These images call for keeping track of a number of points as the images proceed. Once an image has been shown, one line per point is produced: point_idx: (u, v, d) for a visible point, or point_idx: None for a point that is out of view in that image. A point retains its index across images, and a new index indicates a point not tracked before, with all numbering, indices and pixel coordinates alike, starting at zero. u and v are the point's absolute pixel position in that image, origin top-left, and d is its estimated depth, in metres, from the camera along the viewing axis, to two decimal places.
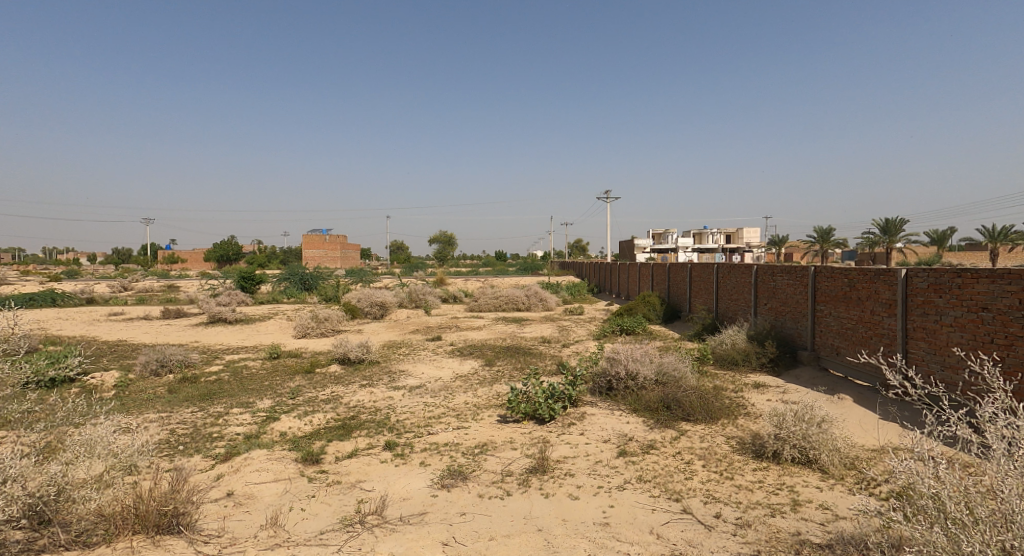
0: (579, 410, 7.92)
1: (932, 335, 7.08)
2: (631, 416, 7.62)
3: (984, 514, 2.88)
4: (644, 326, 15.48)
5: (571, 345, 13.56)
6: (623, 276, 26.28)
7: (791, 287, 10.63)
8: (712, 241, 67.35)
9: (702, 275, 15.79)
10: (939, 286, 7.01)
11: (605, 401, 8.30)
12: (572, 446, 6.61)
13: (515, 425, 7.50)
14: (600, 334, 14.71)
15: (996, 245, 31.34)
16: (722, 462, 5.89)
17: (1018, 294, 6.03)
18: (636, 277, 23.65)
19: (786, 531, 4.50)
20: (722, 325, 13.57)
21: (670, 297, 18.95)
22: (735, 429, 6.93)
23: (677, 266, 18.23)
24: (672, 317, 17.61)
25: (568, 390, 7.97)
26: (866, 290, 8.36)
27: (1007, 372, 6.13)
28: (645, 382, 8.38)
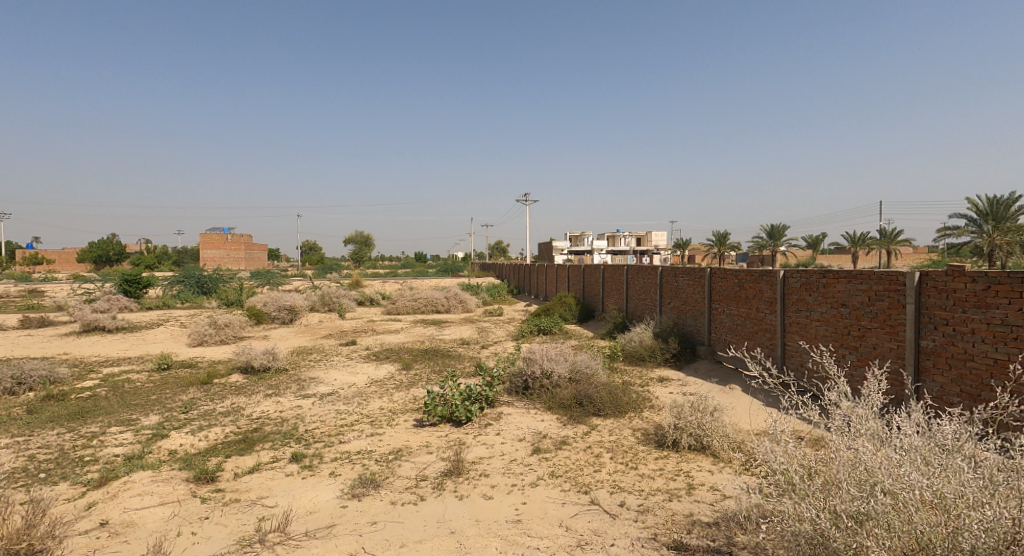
0: (496, 411, 7.94)
1: (805, 329, 7.77)
2: (546, 414, 7.75)
3: (826, 483, 3.17)
4: (561, 327, 15.84)
5: (489, 347, 13.59)
6: (541, 278, 26.77)
7: (691, 287, 11.27)
8: (626, 244, 70.51)
9: (615, 277, 16.40)
10: (809, 286, 7.71)
11: (521, 400, 8.40)
12: (488, 446, 6.62)
13: (432, 429, 7.39)
14: (518, 335, 14.86)
15: (860, 250, 35.22)
16: (628, 453, 6.13)
17: (868, 292, 6.75)
18: (553, 279, 24.21)
19: (681, 513, 4.74)
20: (632, 324, 14.14)
21: (586, 297, 19.50)
22: (641, 422, 7.23)
23: (591, 267, 18.83)
24: (588, 317, 18.11)
25: (485, 390, 7.95)
26: (752, 290, 9.02)
27: (859, 360, 6.85)
28: (559, 381, 8.55)
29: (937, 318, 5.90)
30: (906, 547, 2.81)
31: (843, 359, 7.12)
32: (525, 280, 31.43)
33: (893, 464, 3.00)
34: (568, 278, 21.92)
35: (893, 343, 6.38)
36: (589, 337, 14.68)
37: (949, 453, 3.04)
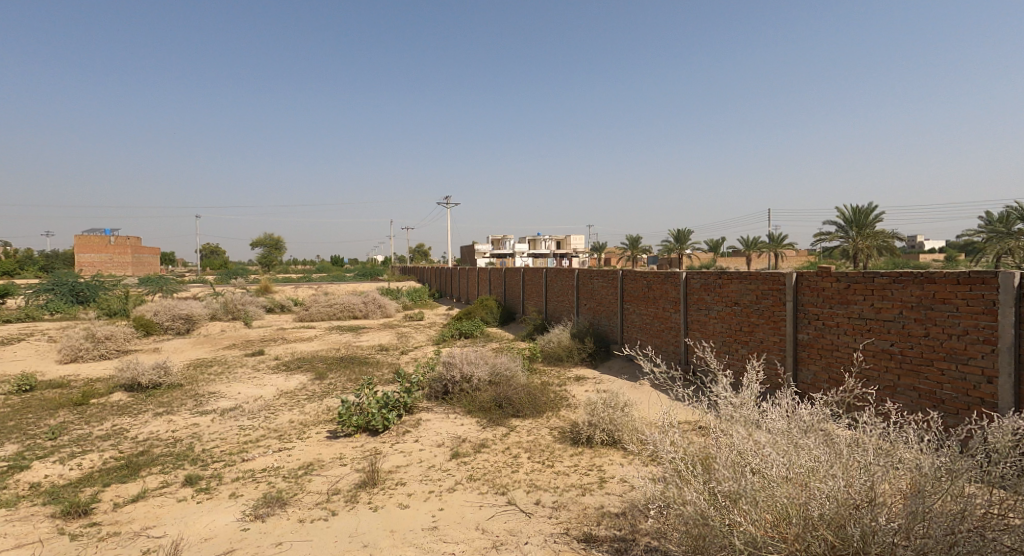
0: (414, 418, 7.73)
1: (704, 327, 8.20)
2: (465, 418, 7.64)
3: (706, 468, 3.28)
4: (482, 329, 15.79)
5: (409, 352, 13.27)
6: (463, 282, 26.63)
7: (605, 288, 11.59)
8: (546, 248, 71.80)
9: (534, 279, 16.60)
10: (707, 286, 8.14)
11: (441, 405, 8.23)
12: (405, 454, 6.42)
13: (346, 440, 7.07)
14: (438, 339, 14.63)
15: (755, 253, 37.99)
16: (545, 452, 6.16)
17: (756, 291, 7.22)
18: (475, 283, 24.13)
19: (593, 506, 4.82)
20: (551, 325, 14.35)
21: (506, 300, 19.58)
22: (559, 420, 7.31)
23: (511, 270, 18.93)
24: (509, 320, 18.18)
25: (403, 397, 7.72)
26: (659, 290, 9.41)
27: (750, 353, 7.31)
28: (479, 384, 8.47)
29: (812, 313, 6.41)
30: (773, 525, 2.94)
31: (736, 353, 7.57)
32: (447, 282, 31.12)
33: (762, 448, 3.11)
34: (489, 281, 21.93)
35: (776, 337, 6.88)
36: (510, 339, 14.72)
37: (810, 434, 3.21)
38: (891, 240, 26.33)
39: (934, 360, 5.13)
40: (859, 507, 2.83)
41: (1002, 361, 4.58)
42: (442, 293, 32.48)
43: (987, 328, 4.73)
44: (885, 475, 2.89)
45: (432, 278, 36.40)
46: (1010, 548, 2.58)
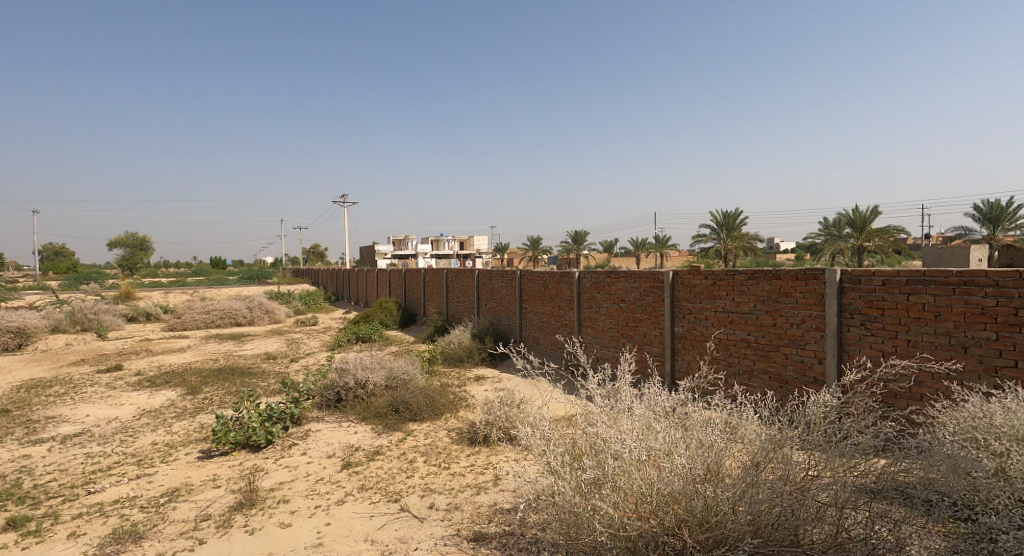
0: (303, 429, 7.23)
1: (596, 323, 8.48)
2: (359, 425, 7.27)
3: (573, 456, 3.24)
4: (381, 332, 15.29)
5: (299, 359, 12.48)
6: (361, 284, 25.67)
7: (504, 288, 11.64)
8: (450, 248, 71.28)
9: (434, 280, 16.38)
10: (597, 285, 8.42)
11: (333, 414, 7.78)
12: (290, 469, 5.96)
13: (224, 459, 6.44)
14: (334, 344, 13.95)
15: (643, 253, 40.27)
16: (442, 454, 6.01)
17: (639, 289, 7.56)
18: (373, 285, 23.34)
19: (486, 504, 4.76)
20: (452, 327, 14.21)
21: (406, 302, 19.15)
22: (456, 422, 7.17)
23: (411, 271, 18.52)
24: (409, 322, 17.76)
25: (290, 408, 7.18)
26: (554, 290, 9.60)
27: (635, 348, 7.66)
28: (375, 389, 8.10)
29: (686, 308, 6.83)
30: (632, 506, 2.88)
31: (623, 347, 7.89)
32: (343, 285, 29.85)
33: (623, 433, 3.09)
34: (388, 283, 21.30)
35: (656, 331, 7.26)
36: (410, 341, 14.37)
37: (667, 419, 3.24)
38: (753, 243, 29.11)
39: (779, 347, 5.65)
40: (706, 480, 2.83)
41: (829, 345, 5.14)
42: (338, 296, 31.12)
43: (818, 317, 5.29)
44: (726, 448, 2.94)
45: (327, 280, 34.76)
46: (821, 503, 2.75)
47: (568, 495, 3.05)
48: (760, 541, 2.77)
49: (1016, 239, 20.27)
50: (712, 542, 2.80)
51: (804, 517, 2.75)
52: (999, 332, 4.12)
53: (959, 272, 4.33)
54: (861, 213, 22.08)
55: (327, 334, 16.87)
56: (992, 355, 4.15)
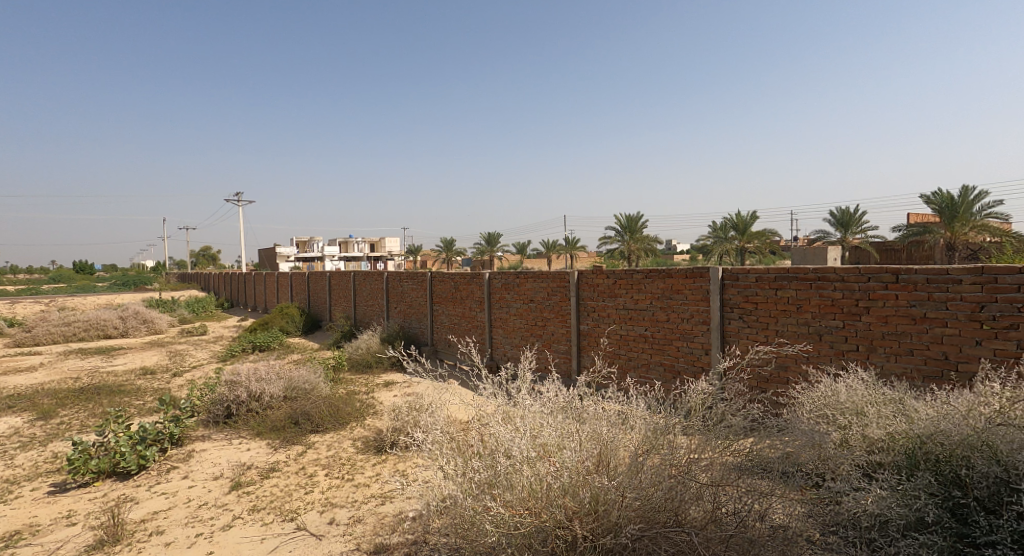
0: (186, 450, 6.74)
1: (506, 323, 8.63)
2: (253, 441, 6.90)
3: (467, 459, 3.25)
4: (281, 340, 14.54)
5: (183, 373, 11.55)
6: (259, 288, 24.30)
7: (414, 290, 11.53)
8: (357, 249, 69.23)
9: (341, 282, 15.86)
10: (507, 286, 8.57)
11: (222, 431, 7.31)
12: (168, 496, 5.54)
13: (82, 492, 5.79)
14: (225, 353, 13.06)
15: (553, 254, 41.28)
16: (345, 466, 5.87)
17: (548, 288, 7.79)
18: (273, 289, 22.17)
19: (391, 514, 4.74)
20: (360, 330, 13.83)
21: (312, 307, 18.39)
22: (362, 430, 7.03)
23: (316, 275, 17.83)
24: (312, 328, 17.07)
25: (167, 428, 6.63)
26: (465, 291, 9.66)
27: (545, 346, 7.89)
28: (271, 401, 7.71)
29: (590, 306, 7.14)
30: (524, 502, 2.90)
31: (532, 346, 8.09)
32: (238, 290, 28.04)
33: (516, 433, 3.15)
34: (290, 287, 20.34)
35: (564, 329, 7.52)
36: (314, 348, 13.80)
37: (564, 413, 3.34)
38: (653, 244, 30.73)
39: (672, 340, 6.07)
40: (596, 471, 2.93)
41: (713, 337, 5.60)
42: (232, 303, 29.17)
43: (705, 311, 5.75)
44: (617, 439, 3.07)
45: (220, 285, 32.43)
46: (701, 482, 2.90)
47: (459, 499, 3.06)
48: (646, 524, 2.83)
49: (863, 242, 22.92)
50: (604, 531, 2.82)
51: (685, 496, 2.88)
52: (846, 320, 4.70)
53: (813, 268, 4.90)
54: (743, 218, 24.05)
55: (219, 344, 15.79)
56: (841, 341, 4.73)
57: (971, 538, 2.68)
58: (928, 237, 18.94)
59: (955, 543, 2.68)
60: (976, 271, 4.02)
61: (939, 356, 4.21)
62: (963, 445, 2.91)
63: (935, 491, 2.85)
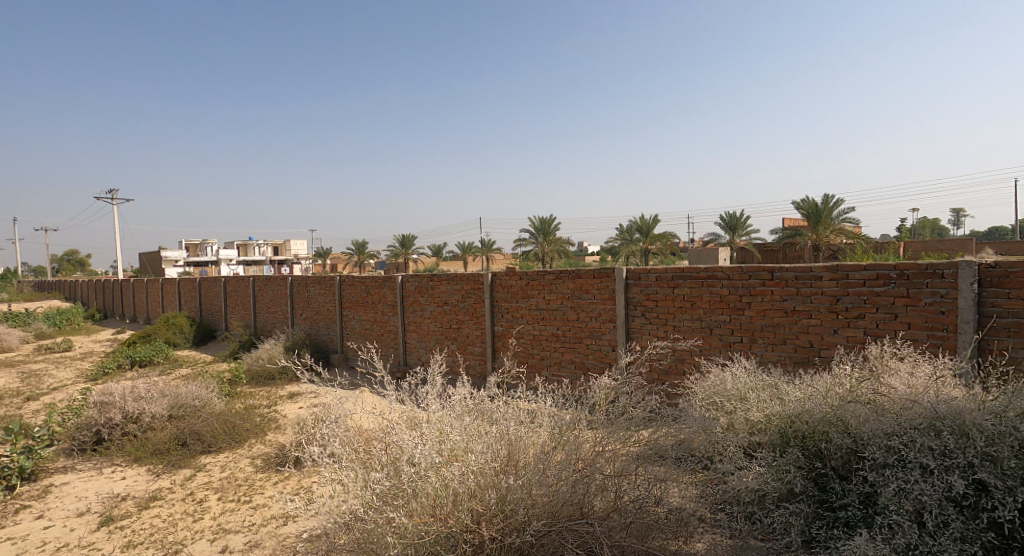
0: (43, 484, 5.84)
1: (419, 327, 8.60)
2: (130, 469, 6.07)
3: (368, 470, 2.98)
4: (166, 354, 13.36)
5: (40, 398, 10.25)
6: (140, 297, 22.34)
7: (321, 295, 11.18)
8: (256, 252, 65.56)
9: (239, 289, 14.98)
10: (421, 289, 8.53)
11: (91, 460, 6.38)
12: (15, 542, 4.71)
13: None
14: (97, 369, 11.70)
15: (467, 256, 41.33)
16: (242, 487, 5.47)
17: (462, 290, 7.84)
18: (157, 297, 20.46)
19: (293, 534, 4.47)
20: (262, 339, 13.13)
21: (206, 316, 17.20)
22: (263, 447, 6.56)
23: (208, 281, 16.76)
24: (202, 338, 15.98)
25: (16, 461, 5.78)
26: (377, 295, 9.50)
27: (459, 349, 7.93)
28: (154, 422, 6.92)
29: (504, 307, 7.27)
30: (429, 510, 2.69)
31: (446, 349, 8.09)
32: (115, 299, 25.50)
33: (420, 439, 2.98)
34: (177, 294, 18.89)
35: (478, 331, 7.61)
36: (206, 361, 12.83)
37: (471, 414, 3.27)
38: (565, 247, 31.57)
39: (582, 339, 6.34)
40: (504, 472, 2.84)
41: (619, 334, 5.91)
42: (106, 314, 26.41)
43: (611, 310, 6.05)
44: (523, 438, 3.07)
45: (90, 295, 29.35)
46: (606, 474, 2.97)
47: (358, 514, 2.77)
48: (551, 519, 2.77)
49: (747, 244, 24.93)
50: (511, 530, 2.71)
51: (591, 488, 2.91)
52: (732, 314, 5.13)
53: (705, 268, 5.30)
54: (647, 220, 25.37)
55: (88, 362, 14.27)
56: (728, 334, 5.16)
57: (829, 503, 3.06)
58: (797, 240, 21.20)
59: (818, 510, 3.05)
60: (834, 268, 4.54)
61: (805, 344, 4.70)
62: (822, 421, 3.26)
63: (801, 463, 3.19)
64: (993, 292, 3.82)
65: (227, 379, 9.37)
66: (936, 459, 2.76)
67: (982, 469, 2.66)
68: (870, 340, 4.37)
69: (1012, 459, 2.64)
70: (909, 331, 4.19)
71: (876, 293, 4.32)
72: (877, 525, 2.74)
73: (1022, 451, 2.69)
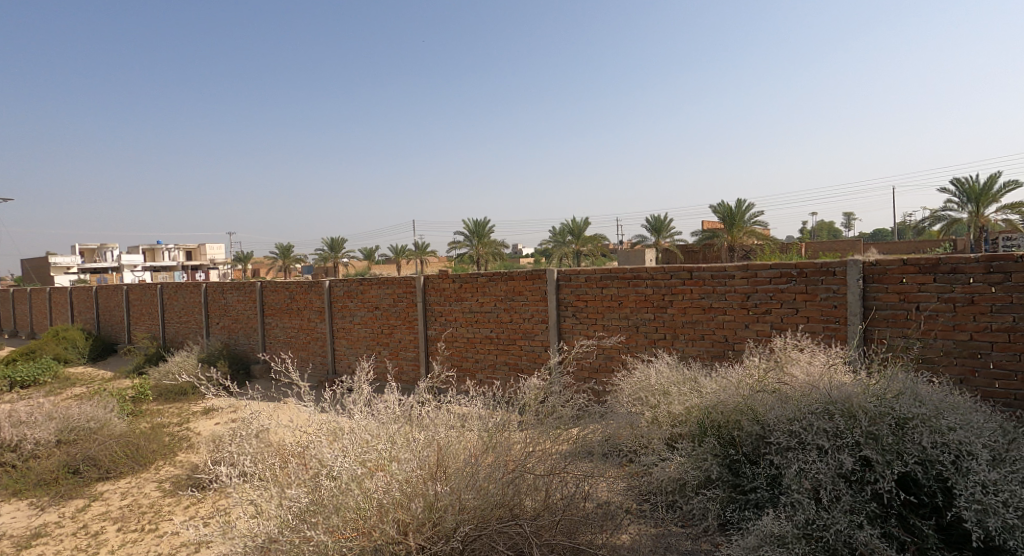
0: None
1: (349, 333, 8.39)
2: (8, 504, 5.35)
3: (283, 486, 2.84)
4: (52, 372, 12.13)
5: None
6: (27, 309, 20.30)
7: (240, 303, 10.68)
8: (169, 257, 61.55)
9: (147, 297, 13.97)
10: (350, 293, 8.34)
11: None
12: None
13: None
14: None
15: (399, 260, 40.67)
16: (147, 515, 4.96)
17: (393, 294, 7.74)
18: (47, 309, 18.67)
19: None
20: (172, 352, 12.34)
21: (105, 329, 15.93)
22: (172, 469, 6.03)
23: (109, 291, 15.56)
24: (99, 353, 14.76)
25: None
26: (302, 301, 9.19)
27: (391, 354, 7.80)
28: (39, 449, 6.13)
29: (437, 311, 7.23)
30: (352, 525, 2.63)
31: (377, 354, 7.95)
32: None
33: (342, 451, 2.90)
34: (72, 306, 17.37)
35: (411, 335, 7.52)
36: (104, 378, 11.85)
37: (399, 421, 3.23)
38: (499, 249, 31.69)
39: (516, 340, 6.40)
40: (432, 479, 2.82)
41: (552, 335, 6.02)
42: None
43: (543, 311, 6.15)
44: (453, 444, 3.06)
45: None
46: (536, 474, 3.02)
47: (270, 536, 2.60)
48: (481, 524, 2.78)
49: (671, 246, 26.00)
50: (439, 538, 2.69)
51: (522, 489, 2.95)
52: (656, 313, 5.34)
53: (630, 268, 5.50)
54: (577, 223, 25.97)
55: None
56: (653, 331, 5.37)
57: (741, 487, 3.28)
58: (714, 241, 22.38)
59: (732, 494, 3.26)
60: (745, 267, 4.83)
61: (721, 339, 4.97)
62: (735, 411, 3.48)
63: (717, 452, 3.41)
64: (875, 287, 4.20)
65: (130, 396, 8.64)
66: (829, 439, 3.01)
67: (867, 446, 2.93)
68: (776, 333, 4.67)
69: (891, 435, 2.92)
70: (808, 324, 4.51)
71: (781, 289, 4.63)
72: (782, 504, 2.94)
73: (898, 427, 2.99)
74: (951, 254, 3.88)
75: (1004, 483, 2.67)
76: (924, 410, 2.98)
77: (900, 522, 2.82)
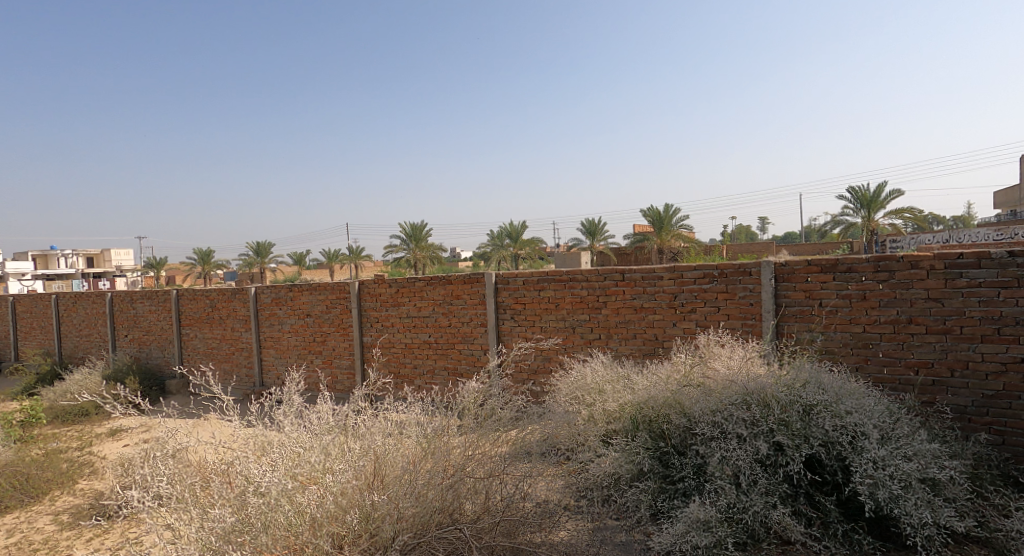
0: None
1: (278, 342, 8.09)
2: None
3: (204, 508, 2.69)
4: None
5: None
6: None
7: (153, 314, 10.06)
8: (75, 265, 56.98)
9: (42, 309, 12.84)
10: (279, 300, 8.04)
11: None
12: None
13: None
14: None
15: (332, 265, 39.54)
16: (39, 551, 4.55)
17: (325, 300, 7.52)
18: None
19: None
20: (70, 369, 11.41)
21: None
22: (70, 499, 5.57)
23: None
24: None
25: None
26: (225, 309, 8.77)
27: (323, 362, 7.58)
28: None
29: (372, 316, 7.09)
30: (282, 543, 2.52)
31: (310, 363, 7.71)
32: None
33: (269, 466, 2.80)
34: None
35: (345, 342, 7.34)
36: None
37: (332, 431, 3.16)
38: (437, 252, 31.39)
39: (454, 344, 6.38)
40: (369, 488, 2.78)
41: (489, 338, 6.04)
42: None
43: (480, 314, 6.16)
44: (390, 451, 3.02)
45: None
46: (476, 477, 3.03)
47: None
48: (420, 531, 2.75)
49: (604, 249, 26.67)
50: (377, 549, 2.64)
51: (462, 492, 2.95)
52: (591, 314, 5.48)
53: (565, 271, 5.61)
54: (515, 227, 26.24)
55: None
56: (588, 332, 5.50)
57: (671, 477, 3.41)
58: (645, 244, 23.23)
59: (662, 484, 3.38)
60: (672, 269, 5.04)
61: (651, 337, 5.15)
62: (664, 405, 3.65)
63: (649, 445, 3.53)
64: (785, 286, 4.48)
65: (21, 420, 7.91)
66: (747, 427, 3.19)
67: (779, 432, 3.13)
68: (700, 330, 4.89)
69: (799, 421, 3.13)
70: (728, 321, 4.76)
71: (704, 289, 4.86)
72: (706, 491, 3.09)
73: (805, 413, 3.21)
74: (847, 255, 4.19)
75: (891, 458, 2.92)
76: (827, 397, 3.21)
77: (808, 500, 3.04)
